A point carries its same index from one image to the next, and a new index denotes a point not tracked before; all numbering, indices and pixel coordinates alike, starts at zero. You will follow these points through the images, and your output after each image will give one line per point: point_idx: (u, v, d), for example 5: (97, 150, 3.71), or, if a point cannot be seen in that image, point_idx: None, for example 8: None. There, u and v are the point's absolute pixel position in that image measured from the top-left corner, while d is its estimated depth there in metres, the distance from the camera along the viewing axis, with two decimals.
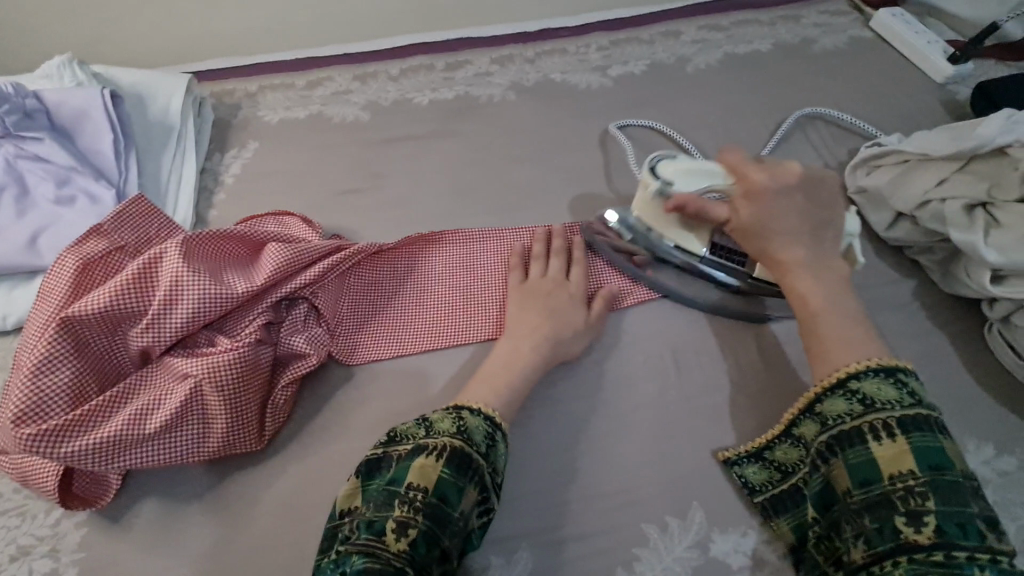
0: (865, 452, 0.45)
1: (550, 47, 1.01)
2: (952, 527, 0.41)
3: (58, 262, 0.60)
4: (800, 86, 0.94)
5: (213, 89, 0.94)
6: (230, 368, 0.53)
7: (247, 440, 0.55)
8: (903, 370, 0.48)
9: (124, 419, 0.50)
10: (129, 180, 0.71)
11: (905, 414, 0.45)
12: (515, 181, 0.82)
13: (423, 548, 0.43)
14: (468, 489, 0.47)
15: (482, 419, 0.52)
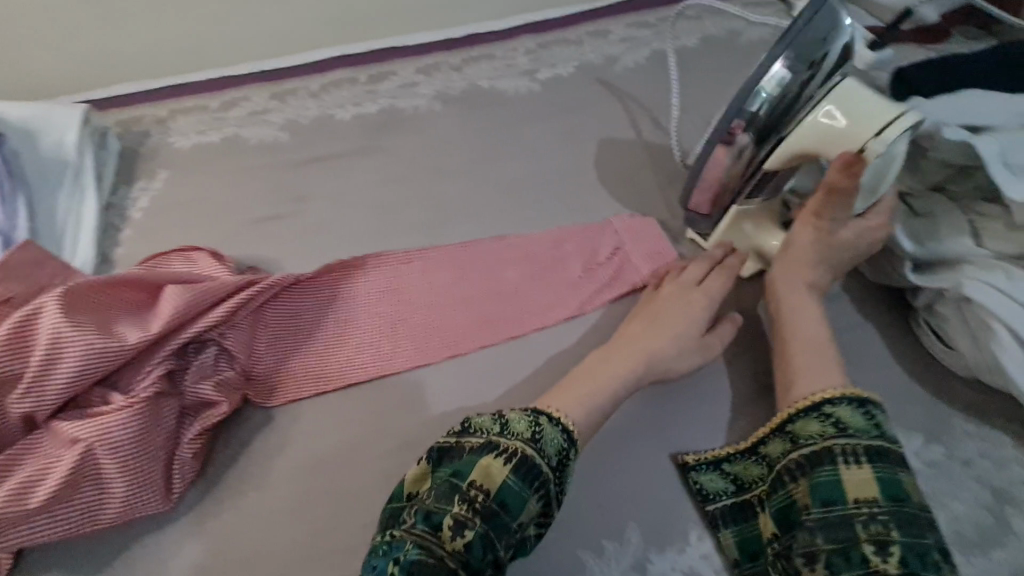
0: (833, 474, 0.48)
1: (477, 53, 0.99)
2: (912, 558, 0.44)
3: None
4: (727, 81, 0.94)
5: (119, 116, 0.89)
6: (123, 428, 0.49)
7: (152, 503, 0.51)
8: (874, 403, 0.51)
9: (5, 496, 0.46)
10: (17, 224, 0.66)
11: (871, 444, 0.49)
12: (443, 196, 0.79)
13: (479, 551, 0.45)
14: (530, 501, 0.48)
15: (558, 431, 0.52)
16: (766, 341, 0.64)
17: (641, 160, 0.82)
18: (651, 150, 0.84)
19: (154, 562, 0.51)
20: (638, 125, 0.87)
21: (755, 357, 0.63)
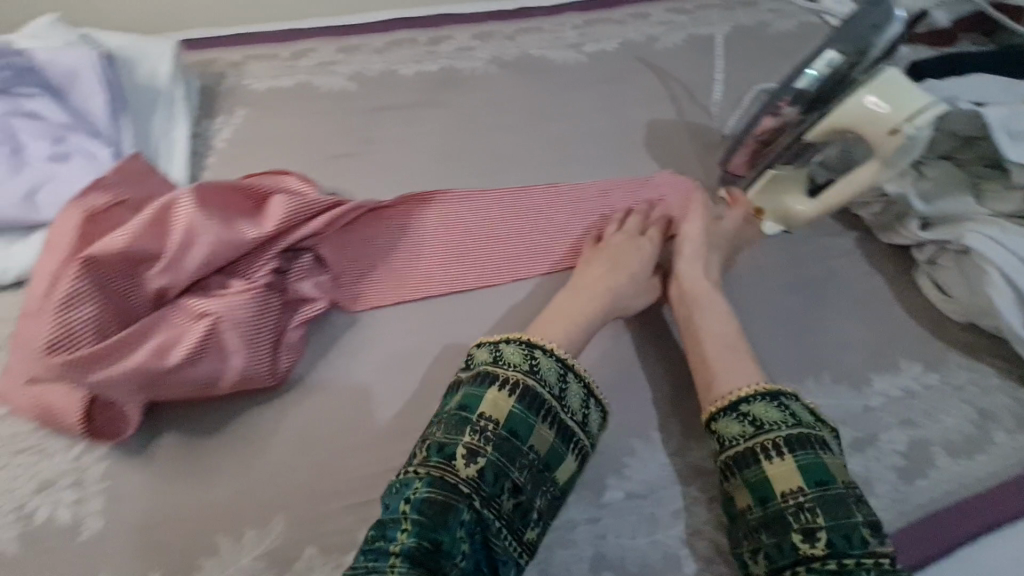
0: (758, 472, 0.52)
1: (527, 26, 1.07)
2: (836, 538, 0.47)
3: (64, 213, 0.62)
4: (757, 65, 1.02)
5: (197, 58, 0.95)
6: (244, 306, 0.57)
7: (262, 375, 0.58)
8: (784, 394, 0.56)
9: (147, 352, 0.54)
10: (123, 138, 0.71)
11: (790, 433, 0.52)
12: (501, 147, 0.87)
13: (491, 477, 0.49)
14: (538, 427, 0.52)
15: (552, 361, 0.56)
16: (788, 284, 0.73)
17: (678, 128, 0.91)
18: (687, 120, 0.92)
19: (259, 429, 0.58)
20: (676, 99, 0.96)
21: (779, 297, 0.72)
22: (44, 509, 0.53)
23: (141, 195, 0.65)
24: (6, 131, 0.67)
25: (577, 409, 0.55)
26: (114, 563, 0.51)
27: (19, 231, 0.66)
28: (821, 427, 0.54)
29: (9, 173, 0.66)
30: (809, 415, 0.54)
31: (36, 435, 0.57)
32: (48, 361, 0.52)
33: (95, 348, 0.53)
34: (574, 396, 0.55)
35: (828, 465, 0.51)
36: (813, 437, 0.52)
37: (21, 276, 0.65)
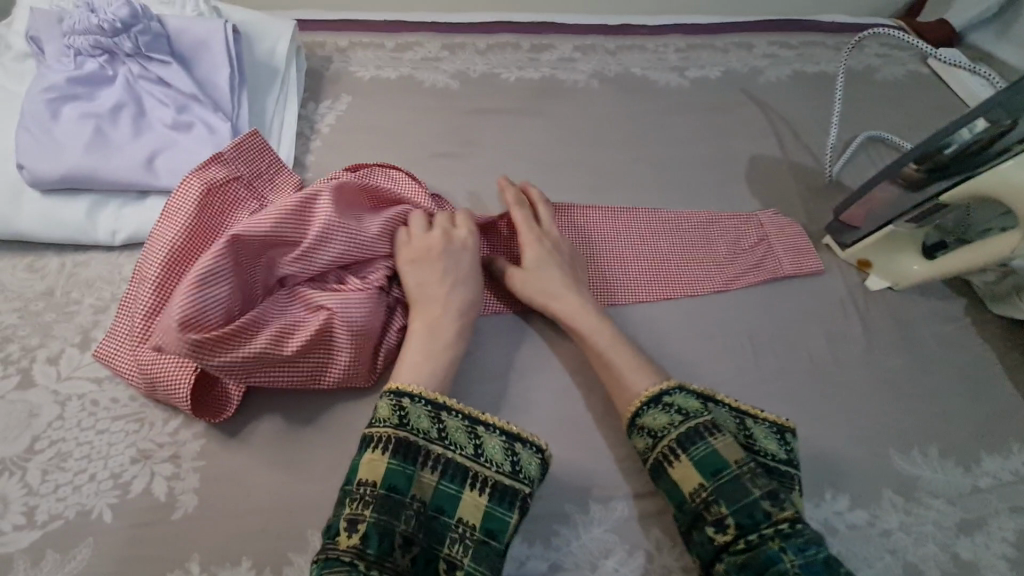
0: (667, 480, 0.51)
1: (630, 42, 1.04)
2: (744, 519, 0.47)
3: (182, 184, 0.59)
4: (865, 110, 0.99)
5: (304, 39, 0.95)
6: (364, 308, 0.56)
7: (362, 376, 0.57)
8: (669, 390, 0.54)
9: (267, 340, 0.53)
10: (240, 115, 0.71)
11: (680, 432, 0.52)
12: (600, 165, 0.85)
13: (375, 540, 0.43)
14: (418, 476, 0.47)
15: (424, 406, 0.49)
16: (896, 345, 0.70)
17: (780, 166, 0.89)
18: (791, 160, 0.90)
19: (357, 427, 0.56)
20: (779, 137, 0.93)
21: (887, 356, 0.69)
22: (139, 480, 0.52)
23: (255, 175, 0.64)
24: (133, 93, 0.68)
25: (466, 443, 0.49)
26: (206, 547, 0.49)
27: (133, 194, 0.67)
28: (705, 411, 0.53)
29: (132, 136, 0.66)
30: (693, 402, 0.53)
31: (135, 402, 0.56)
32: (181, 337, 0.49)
33: (223, 330, 0.51)
34: (457, 431, 0.49)
35: (719, 449, 0.50)
36: (703, 427, 0.51)
37: (129, 239, 0.65)
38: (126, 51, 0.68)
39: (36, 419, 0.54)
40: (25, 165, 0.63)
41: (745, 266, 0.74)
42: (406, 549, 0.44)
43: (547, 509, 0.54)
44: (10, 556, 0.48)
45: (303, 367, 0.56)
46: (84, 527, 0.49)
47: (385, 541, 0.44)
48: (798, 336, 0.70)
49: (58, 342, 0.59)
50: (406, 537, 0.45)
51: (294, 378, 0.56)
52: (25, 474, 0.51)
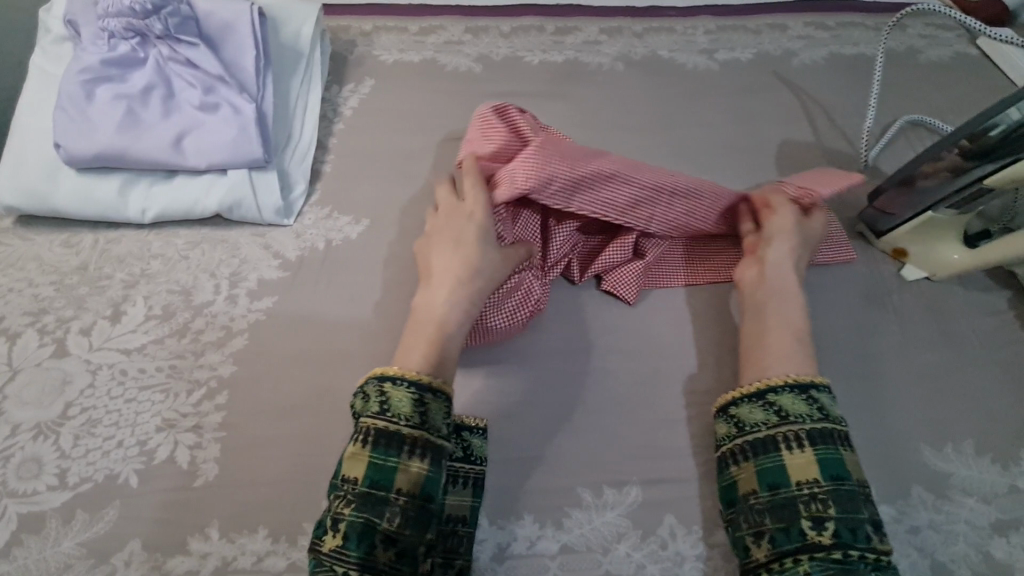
0: (778, 460, 0.50)
1: (658, 25, 1.02)
2: (845, 530, 0.47)
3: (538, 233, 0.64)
4: (905, 94, 0.94)
5: (329, 24, 0.96)
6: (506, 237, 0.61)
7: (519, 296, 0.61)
8: (822, 386, 0.53)
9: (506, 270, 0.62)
10: (265, 96, 0.72)
11: (814, 427, 0.51)
12: (622, 149, 0.84)
13: (354, 539, 0.44)
14: (403, 467, 0.47)
15: (406, 389, 0.49)
16: (932, 337, 0.67)
17: (813, 151, 0.85)
18: (824, 145, 0.86)
19: None
20: (812, 121, 0.89)
21: (921, 349, 0.66)
22: (163, 448, 0.53)
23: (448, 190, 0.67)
24: (163, 75, 0.69)
25: (444, 426, 0.49)
26: (225, 514, 0.51)
27: (162, 173, 0.69)
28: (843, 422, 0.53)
29: (161, 116, 0.68)
30: (837, 408, 0.53)
31: (160, 373, 0.58)
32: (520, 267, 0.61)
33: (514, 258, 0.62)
34: (438, 415, 0.49)
35: (848, 461, 0.50)
36: (839, 435, 0.51)
37: (158, 217, 0.67)
38: (157, 33, 0.69)
39: (69, 387, 0.56)
40: (62, 144, 0.65)
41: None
42: (389, 545, 0.45)
43: (559, 491, 0.54)
44: (44, 514, 0.50)
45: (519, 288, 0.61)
46: (112, 490, 0.51)
47: (364, 542, 0.44)
48: (825, 326, 0.67)
49: (90, 314, 0.61)
50: (386, 535, 0.45)
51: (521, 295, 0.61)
52: (58, 438, 0.54)
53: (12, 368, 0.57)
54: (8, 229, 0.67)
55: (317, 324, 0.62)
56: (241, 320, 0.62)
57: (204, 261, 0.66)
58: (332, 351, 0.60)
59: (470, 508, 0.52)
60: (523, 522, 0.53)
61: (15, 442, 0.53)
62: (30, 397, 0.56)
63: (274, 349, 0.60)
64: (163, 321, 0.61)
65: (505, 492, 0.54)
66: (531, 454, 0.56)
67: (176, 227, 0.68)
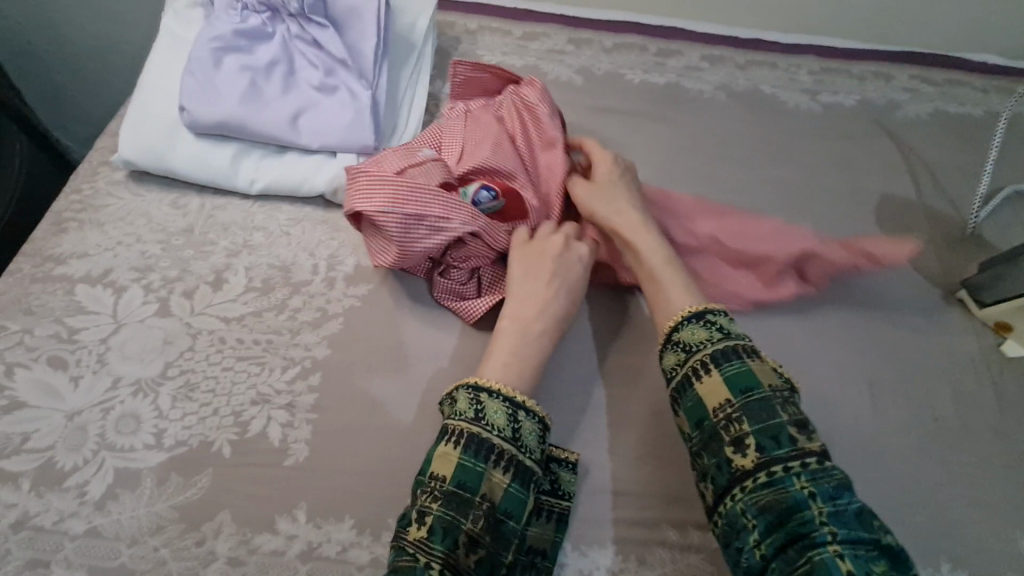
0: (692, 393, 0.49)
1: (760, 58, 1.00)
2: (766, 441, 0.44)
3: (457, 202, 0.57)
4: (1011, 159, 0.91)
5: (436, 17, 0.96)
6: (477, 220, 0.58)
7: (396, 254, 0.59)
8: (714, 311, 0.52)
9: (426, 226, 0.57)
10: (381, 84, 0.73)
11: (716, 349, 0.49)
12: (719, 179, 0.83)
13: (440, 536, 0.45)
14: (489, 475, 0.47)
15: (502, 402, 0.50)
16: None
17: (913, 208, 0.83)
18: (924, 201, 0.84)
19: None
20: (914, 176, 0.87)
21: (1020, 430, 0.63)
22: (257, 422, 0.54)
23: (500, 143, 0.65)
24: (287, 51, 0.70)
25: (535, 448, 0.50)
26: (314, 498, 0.51)
27: (274, 147, 0.70)
28: (747, 337, 0.51)
29: (282, 92, 0.69)
30: (737, 326, 0.52)
31: (257, 346, 0.58)
32: (432, 223, 0.57)
33: (445, 215, 0.56)
34: (530, 434, 0.50)
35: (754, 371, 0.48)
36: (739, 348, 0.49)
37: (265, 190, 0.68)
38: (289, 11, 0.70)
39: (170, 347, 0.57)
40: (184, 107, 0.66)
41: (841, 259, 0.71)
42: (472, 548, 0.45)
43: (645, 524, 0.53)
44: (138, 472, 0.50)
45: (411, 232, 0.57)
46: (206, 458, 0.51)
47: (449, 538, 0.45)
48: (920, 392, 0.65)
49: (194, 278, 0.62)
50: (470, 537, 0.45)
51: (406, 243, 0.57)
52: (156, 397, 0.54)
53: (117, 320, 0.58)
54: (120, 182, 0.68)
55: (413, 318, 0.62)
56: (339, 304, 0.62)
57: (306, 240, 0.66)
58: (425, 351, 0.60)
59: (551, 543, 0.50)
60: (605, 551, 0.51)
61: (115, 395, 0.54)
62: (132, 352, 0.56)
63: (369, 340, 0.60)
64: (262, 295, 0.62)
65: (590, 518, 0.53)
66: (614, 482, 0.55)
67: (280, 201, 0.69)
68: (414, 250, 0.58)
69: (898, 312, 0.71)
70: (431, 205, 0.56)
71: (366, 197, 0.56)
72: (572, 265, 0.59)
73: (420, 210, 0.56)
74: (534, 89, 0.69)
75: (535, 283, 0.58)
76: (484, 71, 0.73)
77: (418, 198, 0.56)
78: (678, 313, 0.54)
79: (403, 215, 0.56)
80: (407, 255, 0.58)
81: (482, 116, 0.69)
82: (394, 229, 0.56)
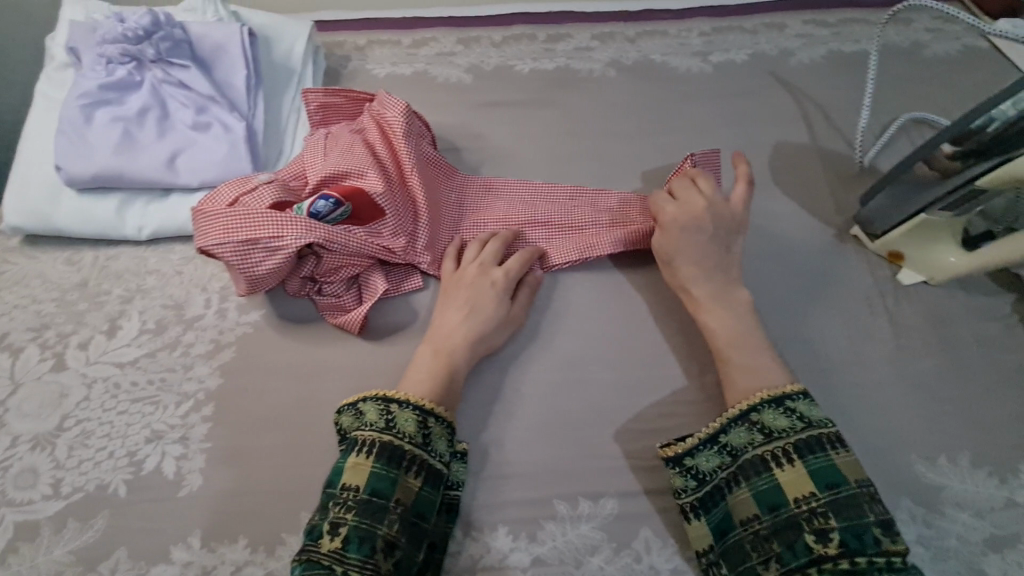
0: (769, 479, 0.48)
1: (651, 28, 1.01)
2: (851, 537, 0.43)
3: (287, 219, 0.59)
4: (907, 90, 0.91)
5: (325, 40, 0.98)
6: (311, 232, 0.59)
7: (247, 282, 0.60)
8: (792, 395, 0.51)
9: (262, 249, 0.59)
10: (256, 114, 0.74)
11: (800, 438, 0.49)
12: (611, 155, 0.84)
13: (355, 544, 0.45)
14: (402, 480, 0.49)
15: (412, 410, 0.52)
16: (927, 342, 0.65)
17: (807, 153, 0.84)
18: (819, 145, 0.85)
19: None
20: (808, 121, 0.87)
21: (914, 356, 0.64)
22: (151, 459, 0.55)
23: (345, 156, 0.67)
24: (157, 97, 0.72)
25: (444, 450, 0.52)
26: (208, 524, 0.52)
27: (158, 191, 0.71)
28: (829, 423, 0.50)
29: (156, 136, 0.71)
30: (818, 412, 0.50)
31: (151, 386, 0.60)
32: (266, 245, 0.58)
33: (277, 235, 0.58)
34: (439, 438, 0.52)
35: (839, 465, 0.47)
36: (825, 438, 0.49)
37: (153, 235, 0.70)
38: (150, 57, 0.72)
39: (66, 399, 0.59)
40: (61, 166, 0.68)
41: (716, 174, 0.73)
42: (389, 552, 0.46)
43: (535, 502, 0.54)
44: (37, 523, 0.52)
45: (251, 258, 0.59)
46: (102, 500, 0.53)
47: (365, 545, 0.45)
48: (814, 333, 0.66)
49: (88, 329, 0.64)
50: (388, 541, 0.46)
51: (251, 269, 0.59)
52: (53, 449, 0.56)
53: (14, 381, 0.60)
54: (15, 248, 0.70)
55: (303, 336, 0.63)
56: (230, 333, 0.64)
57: (197, 276, 0.68)
58: (316, 366, 0.61)
59: (443, 534, 0.51)
60: (496, 534, 0.53)
61: (13, 453, 0.56)
62: (29, 409, 0.58)
63: (261, 363, 0.62)
64: (155, 336, 0.64)
65: (481, 504, 0.54)
66: (504, 465, 0.56)
67: (171, 242, 0.71)
68: (258, 273, 0.60)
69: (792, 257, 0.72)
70: (261, 228, 0.58)
71: (201, 234, 0.59)
72: (487, 284, 0.62)
73: (252, 235, 0.58)
74: (379, 99, 0.72)
75: (456, 304, 0.61)
76: (341, 95, 0.76)
77: (248, 223, 0.58)
78: (751, 395, 0.53)
79: (237, 243, 0.58)
80: (257, 281, 0.60)
81: (332, 136, 0.72)
82: (231, 257, 0.58)
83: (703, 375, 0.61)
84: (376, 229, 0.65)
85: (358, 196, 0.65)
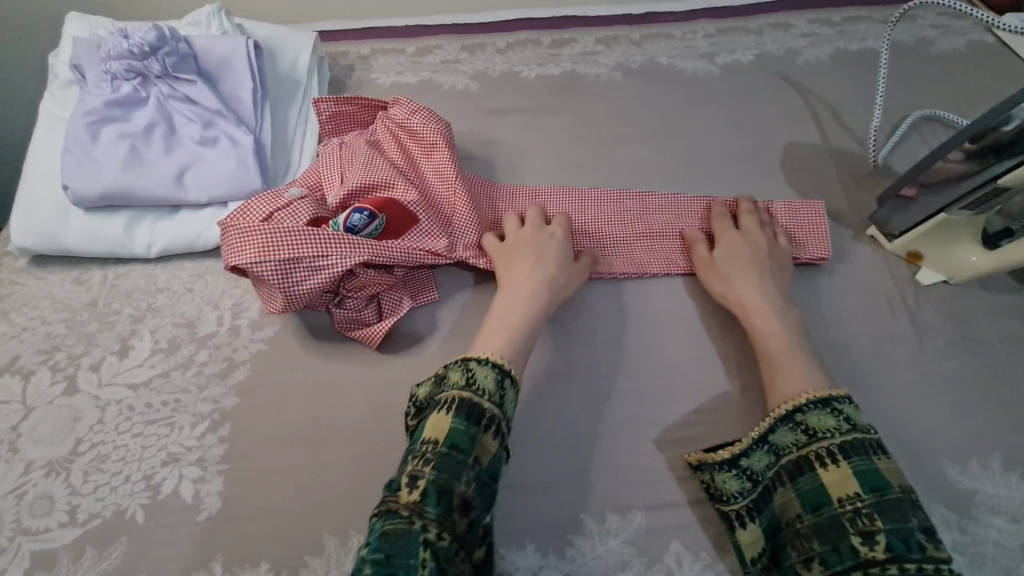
0: (813, 478, 0.47)
1: (655, 31, 1.00)
2: (898, 541, 0.42)
3: (332, 240, 0.58)
4: (916, 87, 0.91)
5: (328, 50, 0.97)
6: (357, 251, 0.59)
7: (285, 301, 0.60)
8: (839, 399, 0.50)
9: (306, 268, 0.58)
10: (263, 127, 0.74)
11: (843, 441, 0.48)
12: (622, 160, 0.83)
13: (435, 498, 0.42)
14: (482, 438, 0.46)
15: (490, 367, 0.50)
16: (951, 343, 0.64)
17: (819, 153, 0.83)
18: (830, 145, 0.84)
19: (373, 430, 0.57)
20: (819, 121, 0.87)
21: (939, 357, 0.63)
22: (168, 482, 0.54)
23: (372, 167, 0.67)
24: (163, 112, 0.71)
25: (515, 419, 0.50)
26: (229, 549, 0.51)
27: (166, 208, 0.70)
28: (875, 429, 0.49)
29: (163, 152, 0.70)
30: (863, 417, 0.49)
31: (165, 408, 0.59)
32: (310, 264, 0.58)
33: (322, 255, 0.58)
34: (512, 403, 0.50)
35: (883, 470, 0.46)
36: (869, 443, 0.47)
37: (163, 252, 0.69)
38: (155, 73, 0.71)
39: (80, 423, 0.58)
40: (67, 185, 0.67)
41: (820, 246, 0.70)
42: (465, 512, 0.43)
43: (562, 518, 0.53)
44: (55, 551, 0.51)
45: (292, 278, 0.58)
46: (120, 527, 0.52)
47: (444, 501, 0.42)
48: (836, 336, 0.65)
49: (99, 350, 0.63)
50: (464, 500, 0.43)
51: (292, 288, 0.58)
52: (68, 475, 0.55)
53: (27, 406, 0.59)
54: (22, 269, 0.69)
55: (318, 352, 0.62)
56: (244, 351, 0.63)
57: (208, 294, 0.67)
58: (334, 382, 0.60)
59: None
60: (524, 552, 0.52)
61: (27, 479, 0.55)
62: (42, 434, 0.57)
63: (276, 380, 0.60)
64: (168, 355, 0.62)
65: (506, 521, 0.53)
66: (528, 480, 0.55)
67: (181, 259, 0.70)
68: (298, 291, 0.59)
69: None
70: (306, 248, 0.58)
71: (237, 251, 0.57)
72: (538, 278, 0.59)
73: (296, 254, 0.57)
74: (401, 107, 0.71)
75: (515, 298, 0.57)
76: (353, 103, 0.75)
77: (290, 242, 0.57)
78: (794, 396, 0.52)
79: (280, 263, 0.57)
80: (294, 298, 0.59)
81: (351, 146, 0.71)
82: (272, 276, 0.57)
83: (727, 383, 0.60)
84: (415, 239, 0.65)
85: (394, 208, 0.64)
